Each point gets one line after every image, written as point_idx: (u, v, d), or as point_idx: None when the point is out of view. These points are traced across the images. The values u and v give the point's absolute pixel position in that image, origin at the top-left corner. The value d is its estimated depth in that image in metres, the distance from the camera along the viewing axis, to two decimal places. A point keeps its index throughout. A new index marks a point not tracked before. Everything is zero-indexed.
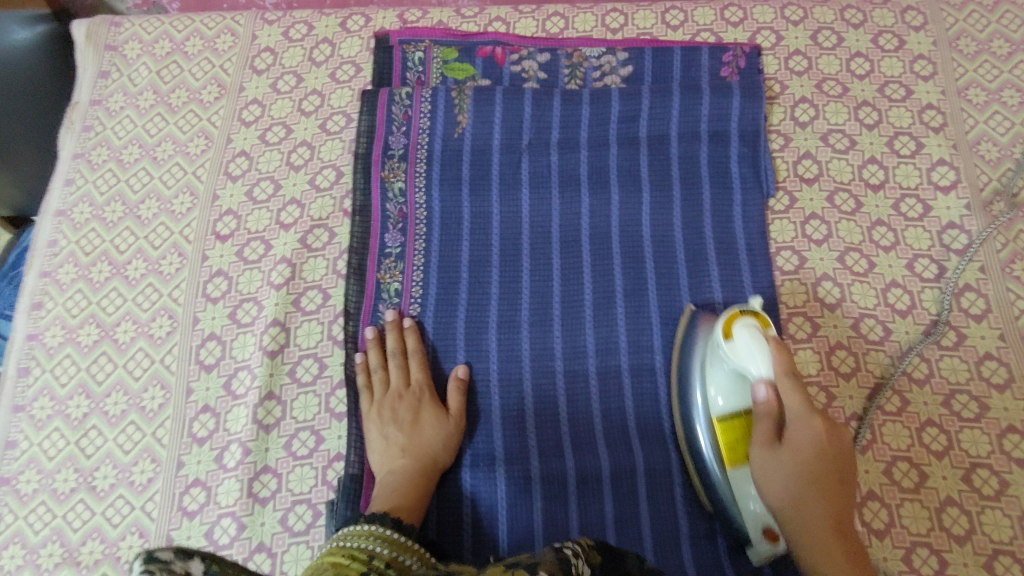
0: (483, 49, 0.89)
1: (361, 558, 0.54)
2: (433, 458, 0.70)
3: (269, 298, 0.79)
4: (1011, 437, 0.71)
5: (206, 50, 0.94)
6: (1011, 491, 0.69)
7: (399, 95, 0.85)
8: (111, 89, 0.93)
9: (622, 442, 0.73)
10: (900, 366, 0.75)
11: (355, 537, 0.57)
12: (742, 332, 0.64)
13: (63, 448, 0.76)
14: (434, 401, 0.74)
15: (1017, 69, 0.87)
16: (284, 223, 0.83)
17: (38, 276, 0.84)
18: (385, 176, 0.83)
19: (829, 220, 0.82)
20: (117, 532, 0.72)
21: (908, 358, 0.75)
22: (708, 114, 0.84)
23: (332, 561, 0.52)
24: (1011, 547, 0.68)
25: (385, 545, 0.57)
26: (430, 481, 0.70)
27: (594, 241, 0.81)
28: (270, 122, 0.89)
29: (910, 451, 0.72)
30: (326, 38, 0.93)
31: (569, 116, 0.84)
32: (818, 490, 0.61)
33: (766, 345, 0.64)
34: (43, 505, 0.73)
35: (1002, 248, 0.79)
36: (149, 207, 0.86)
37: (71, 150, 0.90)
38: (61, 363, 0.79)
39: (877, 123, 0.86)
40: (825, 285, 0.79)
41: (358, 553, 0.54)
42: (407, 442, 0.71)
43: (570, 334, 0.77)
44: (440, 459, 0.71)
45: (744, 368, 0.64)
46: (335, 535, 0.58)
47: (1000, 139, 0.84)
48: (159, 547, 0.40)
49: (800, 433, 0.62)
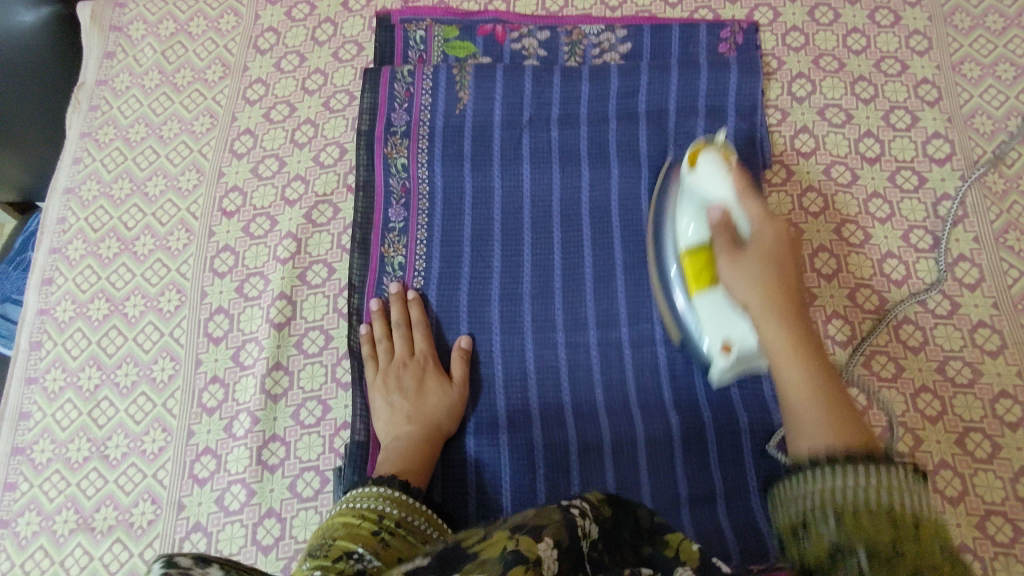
0: (483, 28, 0.90)
1: (371, 518, 0.56)
2: (438, 425, 0.72)
3: (276, 273, 0.81)
4: (1003, 402, 0.73)
5: (210, 31, 0.95)
6: (1003, 453, 0.71)
7: (401, 72, 0.86)
8: (117, 69, 0.94)
9: (622, 411, 0.74)
10: (885, 322, 0.77)
11: (363, 498, 0.59)
12: (706, 161, 0.68)
13: (76, 419, 0.77)
14: (438, 370, 0.75)
15: (1011, 43, 0.88)
16: (289, 198, 0.85)
17: (48, 253, 0.86)
18: (388, 152, 0.84)
19: (826, 192, 0.83)
20: (130, 499, 0.74)
21: (891, 313, 0.77)
22: (706, 89, 0.85)
23: (343, 521, 0.55)
24: (1003, 507, 0.69)
25: (394, 504, 0.60)
26: (435, 447, 0.71)
27: (593, 214, 0.82)
28: (274, 100, 0.90)
29: (905, 417, 0.73)
30: (328, 17, 0.94)
31: (570, 92, 0.86)
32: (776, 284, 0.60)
33: (727, 171, 0.67)
34: (57, 474, 0.75)
35: (996, 219, 0.80)
36: (156, 184, 0.88)
37: (79, 129, 0.92)
38: (72, 336, 0.81)
39: (873, 97, 0.87)
40: (822, 256, 0.80)
41: (368, 514, 0.57)
42: (413, 409, 0.72)
43: (571, 304, 0.78)
44: (444, 426, 0.73)
45: (707, 195, 0.67)
46: (345, 497, 0.60)
47: (995, 113, 0.85)
48: (179, 553, 0.38)
49: (762, 232, 0.63)
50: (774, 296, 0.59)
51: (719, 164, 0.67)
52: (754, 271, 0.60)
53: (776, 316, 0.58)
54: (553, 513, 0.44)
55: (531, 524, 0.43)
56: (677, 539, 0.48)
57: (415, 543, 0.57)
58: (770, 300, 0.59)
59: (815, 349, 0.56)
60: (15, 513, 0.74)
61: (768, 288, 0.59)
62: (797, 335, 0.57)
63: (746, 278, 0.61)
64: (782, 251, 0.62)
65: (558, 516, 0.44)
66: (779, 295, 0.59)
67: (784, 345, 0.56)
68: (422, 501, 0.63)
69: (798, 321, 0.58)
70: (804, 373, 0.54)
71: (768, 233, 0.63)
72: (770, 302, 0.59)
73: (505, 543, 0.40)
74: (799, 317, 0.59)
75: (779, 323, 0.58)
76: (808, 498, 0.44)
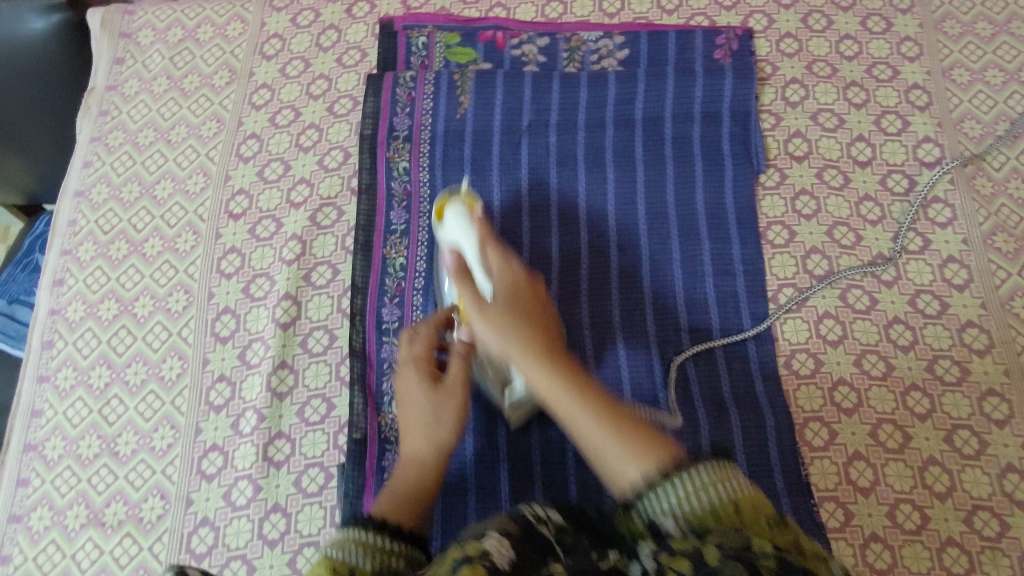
0: (484, 34, 0.92)
1: None
2: (435, 440, 0.64)
3: (281, 273, 0.83)
4: (991, 400, 0.75)
5: (217, 37, 0.97)
6: (990, 450, 0.73)
7: (404, 78, 0.89)
8: (126, 75, 0.96)
9: None
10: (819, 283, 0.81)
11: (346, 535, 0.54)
12: (450, 216, 0.69)
13: (87, 417, 0.79)
14: (428, 373, 0.67)
15: (999, 50, 0.90)
16: (294, 201, 0.87)
17: (59, 254, 0.88)
18: (391, 156, 0.86)
19: (819, 195, 0.85)
20: (139, 494, 0.75)
21: (828, 277, 0.81)
22: (701, 96, 0.87)
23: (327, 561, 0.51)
24: (990, 502, 0.71)
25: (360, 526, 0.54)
26: (435, 466, 0.64)
27: (591, 220, 0.84)
28: (280, 105, 0.92)
29: (895, 414, 0.75)
30: (332, 25, 0.97)
31: (568, 98, 0.88)
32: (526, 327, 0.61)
33: (467, 222, 0.68)
34: (68, 469, 0.77)
35: (983, 222, 0.82)
36: (164, 187, 0.90)
37: (90, 133, 0.94)
38: (83, 336, 0.83)
39: (865, 102, 0.89)
40: (814, 257, 0.82)
41: None
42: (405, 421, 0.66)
43: (566, 308, 0.81)
44: (443, 442, 0.65)
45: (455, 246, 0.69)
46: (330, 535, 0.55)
47: (983, 117, 0.87)
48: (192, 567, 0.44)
49: (501, 286, 0.64)
50: (531, 344, 0.59)
51: (462, 218, 0.68)
52: (505, 321, 0.60)
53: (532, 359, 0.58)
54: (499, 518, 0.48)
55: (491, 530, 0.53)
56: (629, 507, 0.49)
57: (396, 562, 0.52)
58: (526, 346, 0.59)
59: (574, 380, 0.57)
60: (27, 508, 0.76)
61: (532, 340, 0.59)
62: (555, 372, 0.57)
63: (497, 332, 0.60)
64: (526, 296, 0.64)
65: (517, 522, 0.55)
66: (538, 347, 0.59)
67: (556, 386, 0.57)
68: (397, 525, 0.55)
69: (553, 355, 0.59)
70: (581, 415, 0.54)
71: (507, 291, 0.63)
72: (528, 352, 0.59)
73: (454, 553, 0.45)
74: (549, 347, 0.60)
75: (540, 366, 0.58)
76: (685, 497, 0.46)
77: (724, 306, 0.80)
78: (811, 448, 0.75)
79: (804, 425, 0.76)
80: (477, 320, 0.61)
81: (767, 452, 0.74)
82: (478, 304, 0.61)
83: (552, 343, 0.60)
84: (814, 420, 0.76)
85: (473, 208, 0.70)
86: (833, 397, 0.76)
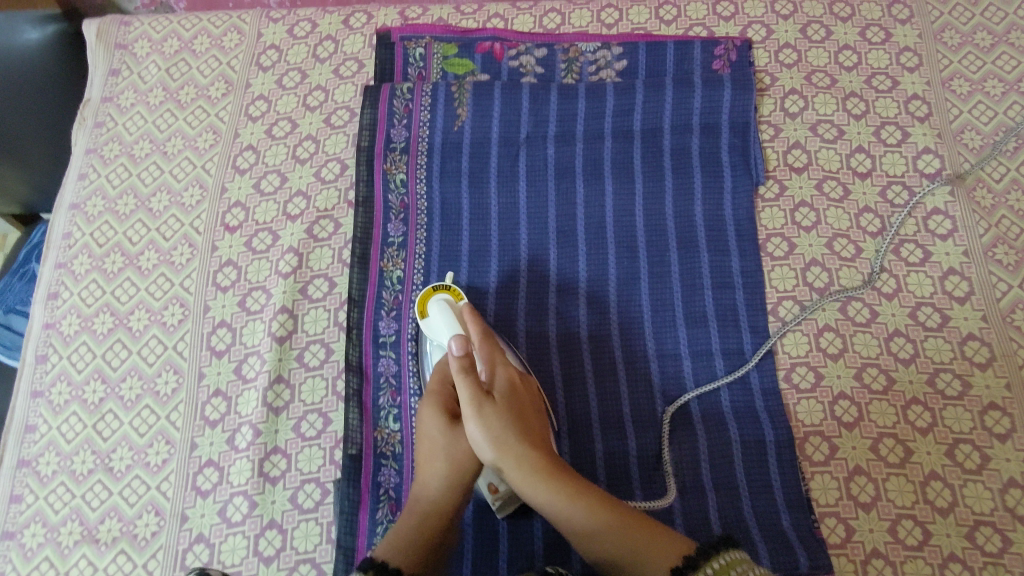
0: (482, 45, 0.92)
1: None
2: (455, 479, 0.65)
3: (278, 287, 0.82)
4: (992, 414, 0.74)
5: (213, 48, 0.97)
6: (992, 465, 0.72)
7: (401, 89, 0.88)
8: (122, 86, 0.96)
9: (615, 425, 0.76)
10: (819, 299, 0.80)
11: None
12: (435, 309, 0.74)
13: (81, 432, 0.79)
14: (445, 414, 0.68)
15: (999, 60, 0.90)
16: (290, 214, 0.86)
17: (53, 267, 0.87)
18: (388, 168, 0.86)
19: (818, 207, 0.84)
20: (134, 511, 0.75)
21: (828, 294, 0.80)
22: (700, 107, 0.86)
23: None
24: (992, 518, 0.70)
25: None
26: (437, 510, 0.64)
27: (589, 232, 0.84)
28: (276, 117, 0.92)
29: (896, 428, 0.75)
30: (329, 35, 0.96)
31: (566, 110, 0.87)
32: (524, 432, 0.65)
33: (454, 317, 0.73)
34: (62, 486, 0.76)
35: (984, 233, 0.81)
36: (160, 199, 0.89)
37: (85, 145, 0.93)
38: (78, 350, 0.82)
39: (864, 113, 0.88)
40: (814, 270, 0.82)
41: None
42: (422, 460, 0.67)
43: (565, 321, 0.81)
44: (461, 481, 0.66)
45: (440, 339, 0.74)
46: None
47: (983, 128, 0.86)
48: None
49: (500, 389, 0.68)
50: (530, 451, 0.63)
51: (448, 312, 0.74)
52: (505, 428, 0.64)
53: (533, 463, 0.62)
54: None
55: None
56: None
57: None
58: (526, 455, 0.63)
59: (574, 482, 0.61)
60: (21, 525, 0.75)
61: (530, 449, 0.63)
62: (557, 478, 0.61)
63: (498, 440, 0.63)
64: (519, 400, 0.68)
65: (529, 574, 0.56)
66: (537, 453, 0.63)
67: (557, 494, 0.60)
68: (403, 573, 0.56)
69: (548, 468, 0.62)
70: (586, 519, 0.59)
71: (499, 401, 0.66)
72: (529, 457, 0.63)
73: None
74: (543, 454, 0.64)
75: (541, 476, 0.61)
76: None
77: (723, 319, 0.80)
78: (812, 463, 0.74)
79: (804, 439, 0.75)
80: (475, 430, 0.64)
81: (767, 467, 0.74)
82: (476, 411, 0.65)
83: (549, 449, 0.65)
84: (814, 435, 0.75)
85: (459, 301, 0.76)
86: (834, 411, 0.76)
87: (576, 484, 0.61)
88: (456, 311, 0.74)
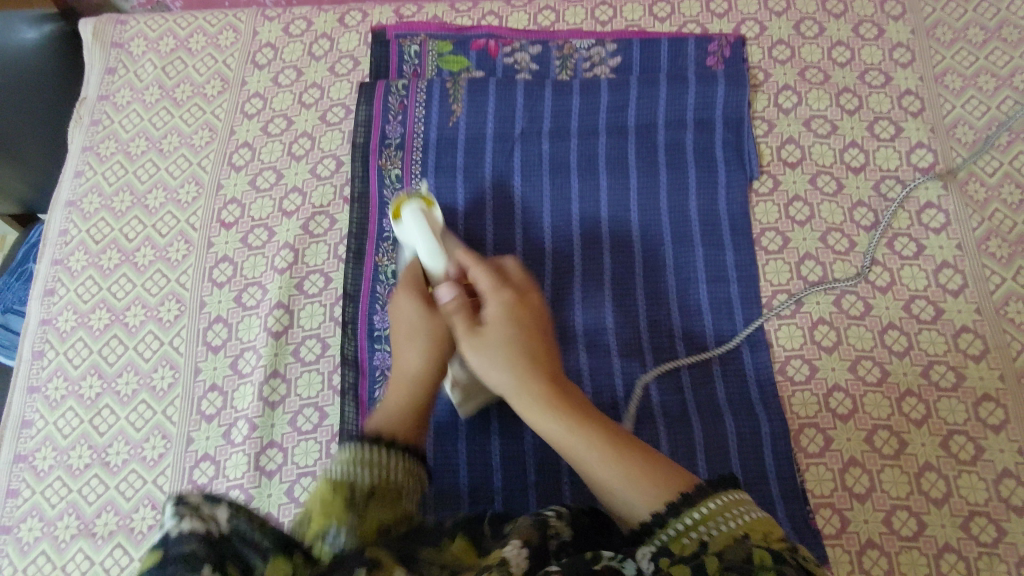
0: (477, 43, 0.92)
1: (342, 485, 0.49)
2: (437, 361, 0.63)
3: (273, 282, 0.83)
4: (986, 405, 0.74)
5: (209, 47, 0.98)
6: (986, 456, 0.72)
7: (396, 86, 0.89)
8: (118, 85, 0.96)
9: (611, 417, 0.76)
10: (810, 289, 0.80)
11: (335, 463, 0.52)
12: (408, 214, 0.67)
13: (78, 426, 0.79)
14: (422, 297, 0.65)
15: (991, 55, 0.90)
16: (286, 210, 0.87)
17: (50, 264, 0.87)
18: (383, 164, 0.86)
19: (812, 202, 0.85)
20: (130, 505, 0.75)
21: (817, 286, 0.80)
22: (694, 103, 0.87)
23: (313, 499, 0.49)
24: (987, 508, 0.70)
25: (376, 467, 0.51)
26: (426, 386, 0.62)
27: (584, 226, 0.84)
28: (272, 114, 0.92)
29: (890, 420, 0.75)
30: (325, 33, 0.97)
31: (561, 106, 0.88)
32: (525, 359, 0.59)
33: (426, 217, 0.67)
34: (59, 480, 0.77)
35: (977, 227, 0.82)
36: (156, 196, 0.89)
37: (82, 142, 0.94)
38: (74, 346, 0.83)
39: (857, 108, 0.89)
40: (808, 263, 0.82)
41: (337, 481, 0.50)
42: (402, 346, 0.64)
43: (560, 314, 0.81)
44: (445, 356, 0.64)
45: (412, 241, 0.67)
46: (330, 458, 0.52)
47: (976, 123, 0.87)
48: (188, 493, 0.44)
49: (495, 312, 0.61)
50: (531, 380, 0.58)
51: (420, 215, 0.67)
52: (502, 356, 0.58)
53: (534, 393, 0.57)
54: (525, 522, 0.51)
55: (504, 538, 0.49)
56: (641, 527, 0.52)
57: (398, 505, 0.51)
58: (526, 383, 0.58)
59: (579, 414, 0.56)
60: (17, 519, 0.75)
61: (530, 378, 0.58)
62: (561, 411, 0.57)
63: (495, 369, 0.59)
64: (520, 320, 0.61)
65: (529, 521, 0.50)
66: (538, 382, 0.58)
67: (562, 428, 0.56)
68: (397, 451, 0.54)
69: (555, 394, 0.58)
70: (593, 454, 0.54)
71: (501, 311, 0.60)
72: (529, 388, 0.58)
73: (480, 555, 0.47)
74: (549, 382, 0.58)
75: (544, 408, 0.57)
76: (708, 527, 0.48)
77: (717, 312, 0.80)
78: (807, 454, 0.74)
79: (799, 431, 0.75)
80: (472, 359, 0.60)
81: (763, 458, 0.74)
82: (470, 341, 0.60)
83: (554, 375, 0.59)
84: (809, 427, 0.75)
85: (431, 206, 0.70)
86: (828, 403, 0.76)
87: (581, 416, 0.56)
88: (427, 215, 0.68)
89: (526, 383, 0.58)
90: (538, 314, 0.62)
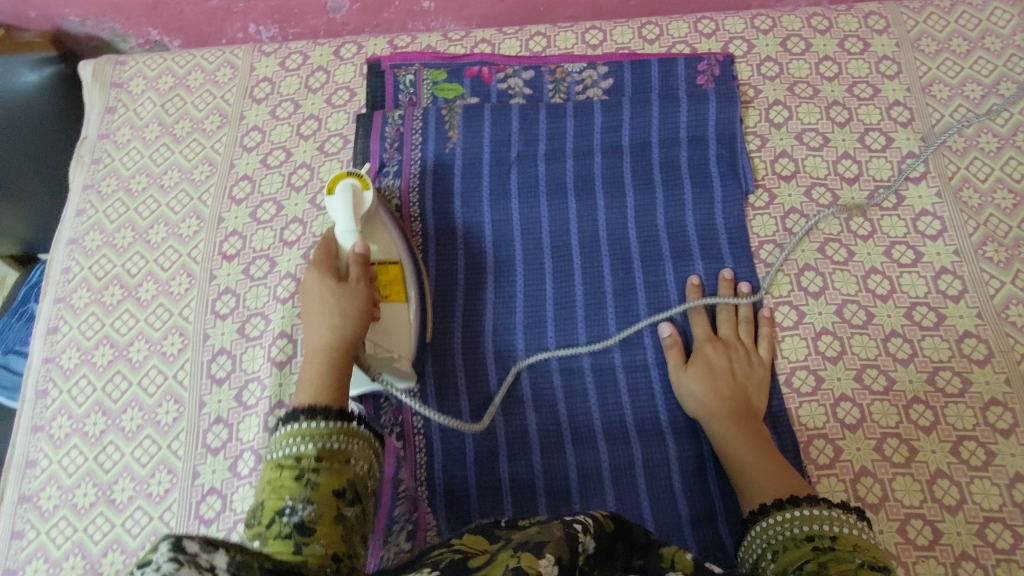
0: (471, 70, 0.94)
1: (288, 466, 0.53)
2: (344, 322, 0.67)
3: (276, 312, 0.83)
4: (994, 410, 0.74)
5: (207, 83, 0.99)
6: (998, 460, 0.72)
7: (393, 116, 0.90)
8: (118, 123, 0.98)
9: (620, 436, 0.77)
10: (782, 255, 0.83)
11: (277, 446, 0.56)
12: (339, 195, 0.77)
13: (82, 465, 0.78)
14: (332, 271, 0.71)
15: (976, 65, 0.92)
16: (287, 240, 0.87)
17: (52, 302, 0.87)
18: (382, 192, 0.87)
19: (808, 213, 0.85)
20: (137, 542, 0.74)
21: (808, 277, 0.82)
22: (686, 121, 0.88)
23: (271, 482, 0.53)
24: (1002, 514, 0.70)
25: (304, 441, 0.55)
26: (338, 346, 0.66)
27: (583, 245, 0.85)
28: (270, 147, 0.93)
29: (899, 428, 0.74)
30: (321, 66, 0.98)
31: (556, 128, 0.89)
32: (723, 396, 0.74)
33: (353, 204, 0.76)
34: (64, 520, 0.76)
35: (973, 232, 0.82)
36: (157, 232, 0.90)
37: (83, 182, 0.95)
38: (78, 384, 0.82)
39: (848, 120, 0.90)
40: (808, 274, 0.82)
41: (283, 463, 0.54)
42: (309, 316, 0.68)
43: (563, 332, 0.81)
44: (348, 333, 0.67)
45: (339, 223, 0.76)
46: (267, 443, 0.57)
47: (965, 131, 0.88)
48: (186, 537, 0.37)
49: (701, 355, 0.78)
50: (729, 416, 0.73)
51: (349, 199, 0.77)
52: (708, 391, 0.75)
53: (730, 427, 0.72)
54: (555, 530, 0.50)
55: (535, 542, 0.48)
56: (671, 552, 0.54)
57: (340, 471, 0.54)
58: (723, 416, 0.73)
59: (765, 450, 0.70)
60: (22, 561, 0.74)
61: (728, 414, 0.73)
62: (751, 442, 0.71)
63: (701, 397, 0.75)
64: (735, 377, 0.76)
65: (559, 535, 0.49)
66: (732, 416, 0.73)
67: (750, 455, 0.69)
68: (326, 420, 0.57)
69: (749, 429, 0.72)
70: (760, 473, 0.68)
71: (712, 355, 0.77)
72: (732, 427, 0.72)
73: (508, 562, 0.45)
74: (744, 421, 0.73)
75: (737, 437, 0.71)
76: (788, 524, 0.61)
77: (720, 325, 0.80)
78: (817, 466, 0.74)
79: (808, 443, 0.75)
80: (683, 389, 0.76)
81: None
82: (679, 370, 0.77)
83: (748, 414, 0.74)
84: (819, 438, 0.75)
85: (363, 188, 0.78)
86: (837, 412, 0.76)
87: (763, 448, 0.70)
88: (359, 200, 0.77)
89: (725, 421, 0.73)
90: (750, 372, 0.77)
